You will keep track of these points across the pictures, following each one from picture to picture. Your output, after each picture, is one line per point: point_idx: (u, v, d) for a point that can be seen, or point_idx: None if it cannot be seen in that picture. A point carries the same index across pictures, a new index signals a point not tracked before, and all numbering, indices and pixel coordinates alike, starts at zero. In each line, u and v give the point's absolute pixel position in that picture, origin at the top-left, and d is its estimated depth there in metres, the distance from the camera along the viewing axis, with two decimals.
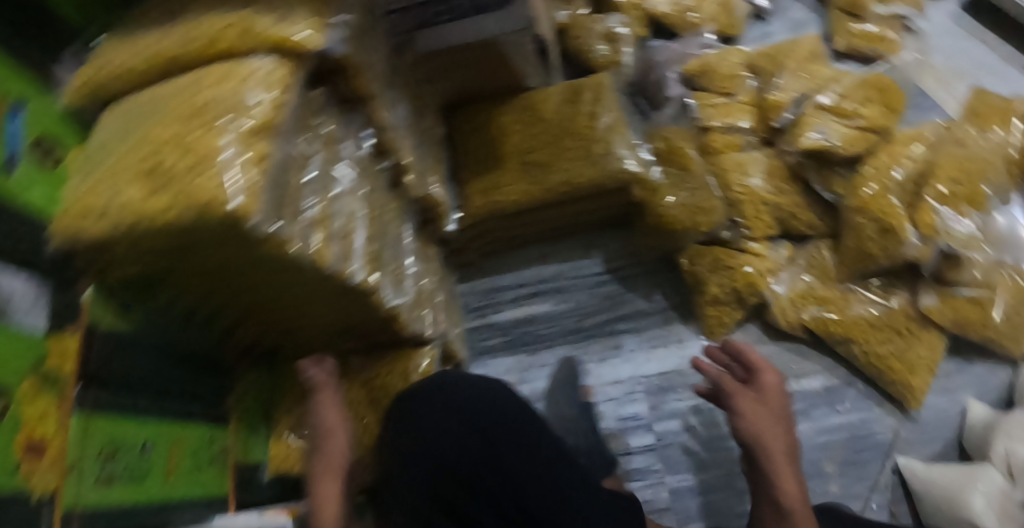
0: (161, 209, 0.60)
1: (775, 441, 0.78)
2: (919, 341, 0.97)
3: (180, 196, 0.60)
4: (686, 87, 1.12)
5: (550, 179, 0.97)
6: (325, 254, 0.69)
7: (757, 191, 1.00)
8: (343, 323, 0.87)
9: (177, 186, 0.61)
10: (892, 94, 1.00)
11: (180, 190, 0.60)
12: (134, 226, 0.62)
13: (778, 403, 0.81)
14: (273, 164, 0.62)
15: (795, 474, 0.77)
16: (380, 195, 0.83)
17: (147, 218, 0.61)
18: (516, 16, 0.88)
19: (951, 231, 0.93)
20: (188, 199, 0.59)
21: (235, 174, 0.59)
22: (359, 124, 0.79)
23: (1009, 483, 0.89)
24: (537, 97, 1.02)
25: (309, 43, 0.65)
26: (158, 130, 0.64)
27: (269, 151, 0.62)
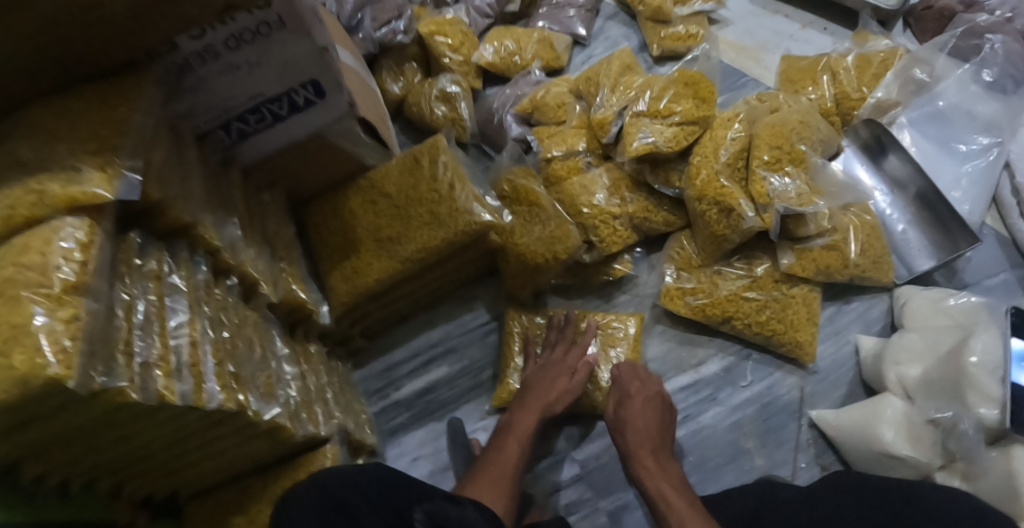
0: None
1: (644, 426, 0.91)
2: (793, 300, 1.00)
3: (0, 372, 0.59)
4: (525, 126, 1.16)
5: (405, 249, 0.99)
6: (170, 392, 0.68)
7: (604, 207, 1.03)
8: (231, 451, 0.87)
9: None
10: (702, 85, 1.04)
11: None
12: None
13: (643, 407, 0.93)
14: (91, 318, 0.61)
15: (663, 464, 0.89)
16: (230, 314, 0.83)
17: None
18: (332, 106, 0.96)
19: (782, 193, 0.97)
20: (9, 372, 0.58)
21: (43, 341, 0.58)
22: (187, 251, 0.79)
23: (909, 405, 0.91)
24: (377, 174, 1.05)
25: (110, 193, 0.67)
26: None
27: (83, 308, 0.61)
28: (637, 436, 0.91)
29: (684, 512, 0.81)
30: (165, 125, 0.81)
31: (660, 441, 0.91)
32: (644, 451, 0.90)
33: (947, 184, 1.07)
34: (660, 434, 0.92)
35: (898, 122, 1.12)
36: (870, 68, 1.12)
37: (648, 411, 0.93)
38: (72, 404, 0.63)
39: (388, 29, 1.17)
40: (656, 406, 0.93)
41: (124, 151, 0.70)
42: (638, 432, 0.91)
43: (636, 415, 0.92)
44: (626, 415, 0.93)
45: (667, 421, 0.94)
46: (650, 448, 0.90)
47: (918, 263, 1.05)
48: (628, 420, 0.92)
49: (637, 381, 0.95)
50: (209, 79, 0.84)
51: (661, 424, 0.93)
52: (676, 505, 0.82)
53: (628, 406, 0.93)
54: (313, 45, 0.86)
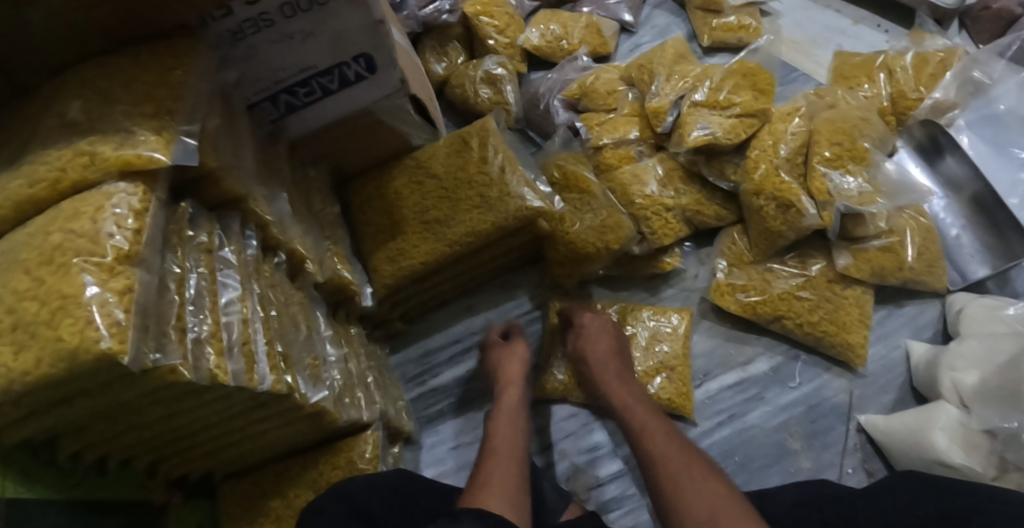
0: (32, 365, 0.56)
1: (602, 349, 0.92)
2: (847, 301, 0.98)
3: (52, 344, 0.56)
4: (572, 112, 1.14)
5: (453, 232, 0.96)
6: (222, 371, 0.65)
7: (657, 197, 1.01)
8: (272, 433, 0.84)
9: (47, 334, 0.56)
10: (761, 77, 1.02)
11: (50, 338, 0.56)
12: (12, 385, 0.57)
13: (597, 331, 0.94)
14: (144, 291, 0.59)
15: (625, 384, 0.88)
16: (277, 292, 0.80)
17: (18, 379, 0.57)
18: (383, 81, 0.93)
19: (843, 191, 0.94)
20: (60, 345, 0.55)
21: (97, 314, 0.55)
22: (238, 225, 0.76)
23: (963, 412, 0.89)
24: (424, 154, 1.03)
25: (166, 157, 0.63)
26: (19, 278, 0.59)
27: (137, 279, 0.58)
28: (594, 358, 0.91)
29: (637, 415, 0.82)
30: (218, 95, 0.77)
31: (617, 358, 0.91)
32: (604, 370, 0.90)
33: (1005, 188, 1.02)
34: (620, 360, 0.92)
35: (956, 124, 1.07)
36: (927, 67, 1.10)
37: (600, 335, 0.94)
38: (123, 380, 0.60)
39: (433, 8, 1.15)
40: (607, 333, 0.94)
41: (180, 115, 0.66)
42: (592, 358, 0.91)
43: (593, 344, 0.93)
44: (581, 345, 0.94)
45: (624, 348, 0.95)
46: (608, 363, 0.90)
47: (973, 270, 1.03)
48: (580, 351, 0.93)
49: (592, 315, 0.97)
50: (261, 48, 0.81)
51: (618, 350, 0.93)
52: (631, 407, 0.83)
53: (582, 335, 0.95)
54: (368, 17, 0.83)
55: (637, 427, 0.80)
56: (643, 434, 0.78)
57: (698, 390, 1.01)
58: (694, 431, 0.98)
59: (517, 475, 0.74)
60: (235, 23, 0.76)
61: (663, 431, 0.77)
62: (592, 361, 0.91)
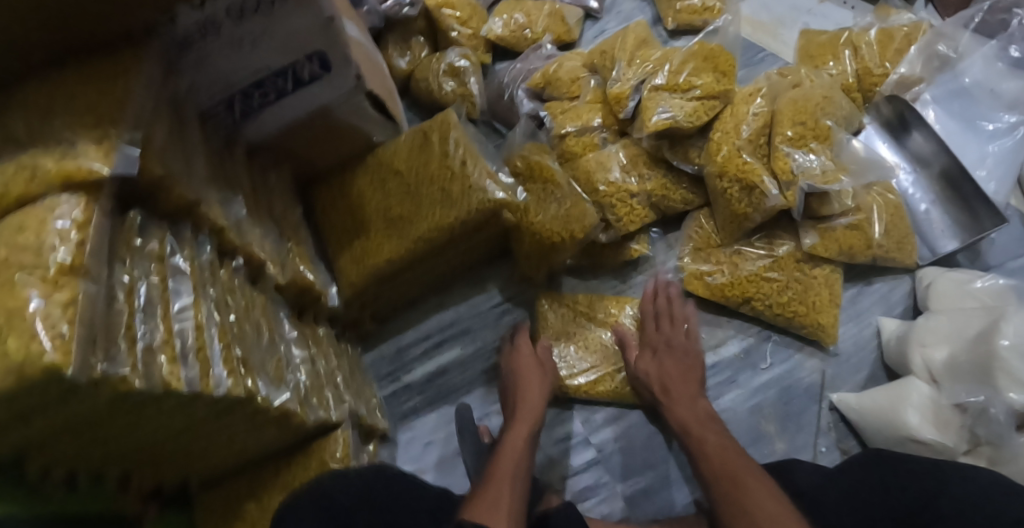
0: None
1: (676, 372, 0.93)
2: (816, 281, 0.97)
3: None
4: (536, 101, 1.13)
5: (417, 229, 0.96)
6: (175, 378, 0.65)
7: (621, 184, 1.00)
8: (241, 439, 0.84)
9: None
10: (721, 59, 1.01)
11: None
12: None
13: (677, 352, 0.95)
14: (91, 302, 0.58)
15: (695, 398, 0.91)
16: (237, 297, 0.80)
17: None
18: (339, 80, 0.91)
19: (806, 170, 0.93)
20: (5, 360, 0.55)
21: (41, 327, 0.55)
22: (190, 231, 0.75)
23: (933, 388, 0.88)
24: (386, 151, 1.02)
25: (106, 166, 0.62)
26: None
27: (82, 291, 0.57)
28: (672, 383, 0.92)
29: (715, 452, 0.82)
30: (167, 99, 0.76)
31: (690, 381, 0.92)
32: (678, 387, 0.91)
33: (973, 161, 1.02)
34: (694, 378, 0.93)
35: (922, 98, 1.06)
36: (892, 44, 1.09)
37: (674, 359, 0.94)
38: (73, 393, 0.59)
39: (393, 2, 1.13)
40: (680, 357, 0.94)
41: (123, 124, 0.65)
42: (669, 383, 0.92)
43: (662, 365, 0.94)
44: (647, 366, 0.95)
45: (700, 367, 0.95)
46: (682, 389, 0.91)
47: (942, 244, 1.03)
48: (651, 369, 0.94)
49: (674, 332, 0.96)
50: (211, 54, 0.80)
51: (693, 369, 0.94)
52: (709, 444, 0.84)
53: (659, 354, 0.95)
54: (318, 16, 0.81)
55: (718, 465, 0.81)
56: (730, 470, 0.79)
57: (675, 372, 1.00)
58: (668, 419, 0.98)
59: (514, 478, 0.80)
60: (180, 35, 0.75)
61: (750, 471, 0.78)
62: (669, 374, 0.93)
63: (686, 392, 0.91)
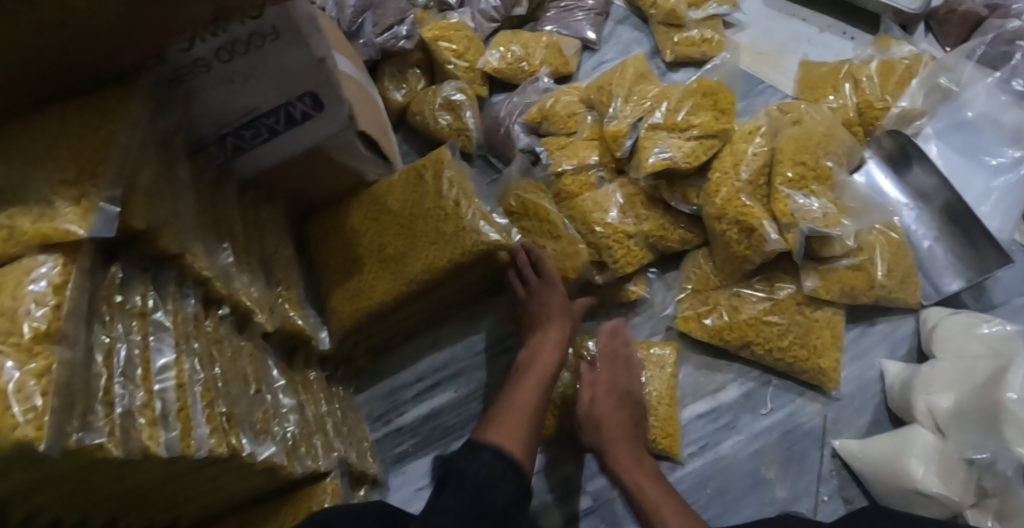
0: None
1: (618, 419, 0.89)
2: (817, 324, 0.95)
3: None
4: (533, 136, 1.10)
5: (410, 270, 0.95)
6: (155, 441, 0.62)
7: (618, 226, 0.98)
8: (226, 488, 0.81)
9: None
10: (721, 96, 0.99)
11: None
12: None
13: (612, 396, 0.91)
14: (66, 370, 0.56)
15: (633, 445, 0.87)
16: (223, 347, 0.78)
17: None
18: (332, 119, 0.90)
19: (807, 212, 0.91)
20: None
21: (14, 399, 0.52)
22: (174, 282, 0.73)
23: (938, 437, 0.86)
24: (380, 189, 1.01)
25: (83, 228, 0.60)
26: None
27: (57, 358, 0.55)
28: (610, 428, 0.88)
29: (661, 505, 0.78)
30: (155, 142, 0.74)
31: (631, 430, 0.89)
32: (615, 433, 0.88)
33: (976, 198, 1.03)
34: (632, 426, 0.89)
35: (923, 133, 1.07)
36: (893, 75, 1.08)
37: (623, 408, 0.90)
38: (47, 462, 0.57)
39: (390, 34, 1.11)
40: (630, 406, 0.91)
41: (103, 179, 0.63)
42: (610, 430, 0.88)
43: (609, 409, 0.89)
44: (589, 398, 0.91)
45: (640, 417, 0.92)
46: (624, 438, 0.87)
47: (946, 283, 1.00)
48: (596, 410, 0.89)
49: (622, 374, 0.93)
50: (203, 90, 0.79)
51: (632, 416, 0.91)
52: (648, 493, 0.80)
53: (604, 400, 0.90)
54: (311, 54, 0.80)
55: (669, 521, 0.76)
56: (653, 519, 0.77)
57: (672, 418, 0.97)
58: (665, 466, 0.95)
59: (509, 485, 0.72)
60: (170, 70, 0.74)
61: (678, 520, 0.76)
62: (609, 423, 0.88)
63: (626, 437, 0.88)
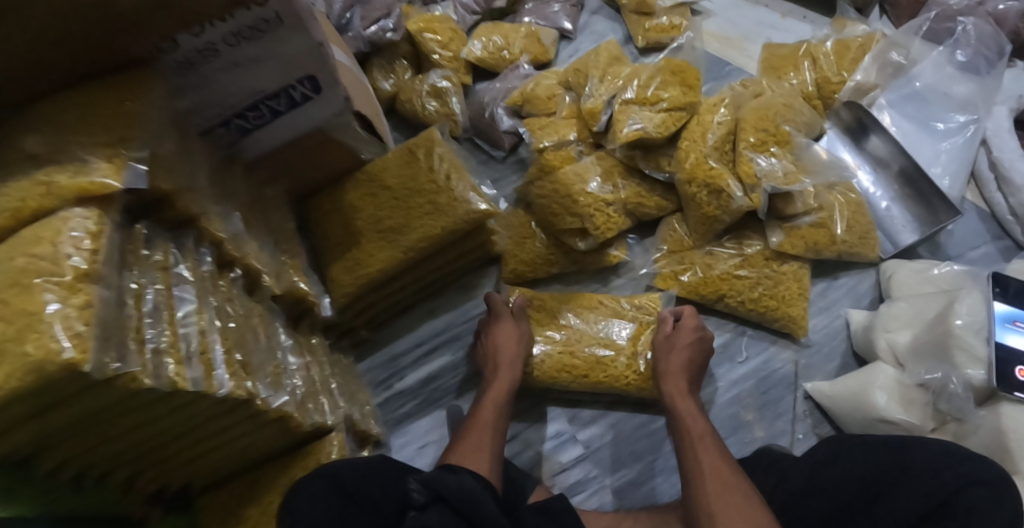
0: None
1: (680, 364, 0.94)
2: (785, 277, 1.03)
3: (17, 362, 0.58)
4: (516, 118, 1.19)
5: (408, 240, 1.01)
6: (182, 378, 0.68)
7: (598, 195, 1.05)
8: (241, 440, 0.87)
9: (11, 354, 0.59)
10: (688, 73, 1.08)
11: (15, 358, 0.58)
12: None
13: (683, 342, 0.96)
14: (104, 307, 0.61)
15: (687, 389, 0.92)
16: (236, 306, 0.84)
17: None
18: (332, 101, 0.97)
19: (770, 173, 1.00)
20: (24, 361, 0.58)
21: (59, 328, 0.58)
22: (192, 242, 0.80)
23: (900, 371, 0.93)
24: (377, 167, 1.08)
25: (118, 182, 0.67)
26: None
27: (96, 294, 0.61)
28: (670, 372, 0.94)
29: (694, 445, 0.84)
30: (172, 121, 0.81)
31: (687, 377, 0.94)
32: (674, 381, 0.93)
33: (928, 160, 1.11)
34: (691, 373, 0.94)
35: (877, 103, 1.15)
36: (849, 53, 1.16)
37: (681, 353, 0.95)
38: (87, 391, 0.62)
39: (377, 28, 1.19)
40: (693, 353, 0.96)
41: (132, 143, 0.70)
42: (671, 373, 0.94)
43: (672, 355, 0.95)
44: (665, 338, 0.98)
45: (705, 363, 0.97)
46: (673, 383, 0.93)
47: (903, 238, 1.08)
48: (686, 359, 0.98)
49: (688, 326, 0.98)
50: (213, 76, 0.85)
51: (697, 359, 0.96)
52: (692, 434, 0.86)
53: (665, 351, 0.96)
54: (310, 41, 0.87)
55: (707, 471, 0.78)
56: (696, 443, 0.83)
57: None
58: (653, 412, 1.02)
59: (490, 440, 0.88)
60: (180, 57, 0.80)
61: (708, 448, 0.82)
62: (671, 365, 0.94)
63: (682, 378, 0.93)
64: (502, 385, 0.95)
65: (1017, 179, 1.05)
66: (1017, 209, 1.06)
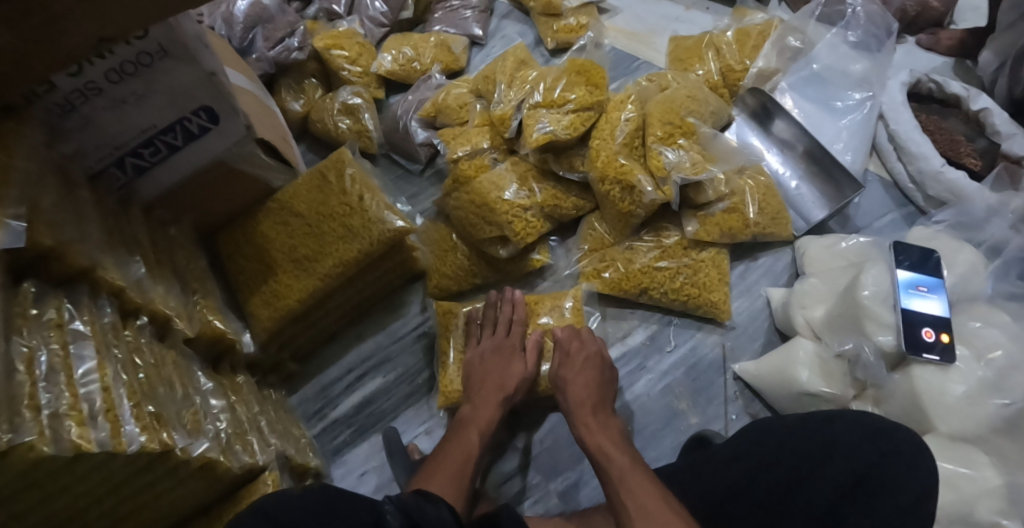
0: None
1: (579, 385, 0.93)
2: (703, 264, 1.05)
3: None
4: (430, 130, 1.19)
5: (323, 266, 1.00)
6: (86, 440, 0.65)
7: (513, 202, 1.05)
8: (166, 495, 0.84)
9: None
10: (593, 72, 1.09)
11: None
12: None
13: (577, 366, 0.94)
14: None
15: (592, 416, 0.89)
16: (145, 355, 0.81)
17: None
18: (232, 130, 0.95)
19: (678, 164, 1.01)
20: None
21: None
22: (88, 295, 0.77)
23: (818, 343, 0.97)
24: (287, 195, 1.06)
25: None
26: None
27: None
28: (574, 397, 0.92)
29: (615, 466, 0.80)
30: (51, 171, 0.77)
31: (590, 397, 0.91)
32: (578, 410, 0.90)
33: (830, 138, 1.15)
34: (594, 394, 0.92)
35: (779, 87, 1.19)
36: (749, 41, 1.20)
37: (580, 373, 0.94)
38: None
39: (282, 47, 1.19)
40: (589, 369, 0.95)
41: (6, 200, 0.66)
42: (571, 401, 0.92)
43: (570, 377, 0.94)
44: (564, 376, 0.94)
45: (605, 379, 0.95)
46: (581, 409, 0.90)
47: (814, 215, 1.11)
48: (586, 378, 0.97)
49: (574, 341, 0.98)
50: (95, 115, 0.83)
51: (594, 379, 0.94)
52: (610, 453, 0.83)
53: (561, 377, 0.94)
54: (199, 70, 0.84)
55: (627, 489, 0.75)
56: (614, 470, 0.79)
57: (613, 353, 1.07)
58: None
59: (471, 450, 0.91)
60: (59, 97, 0.78)
61: (622, 456, 0.81)
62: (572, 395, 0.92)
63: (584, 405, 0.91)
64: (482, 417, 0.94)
65: (913, 147, 1.10)
66: (916, 176, 1.11)
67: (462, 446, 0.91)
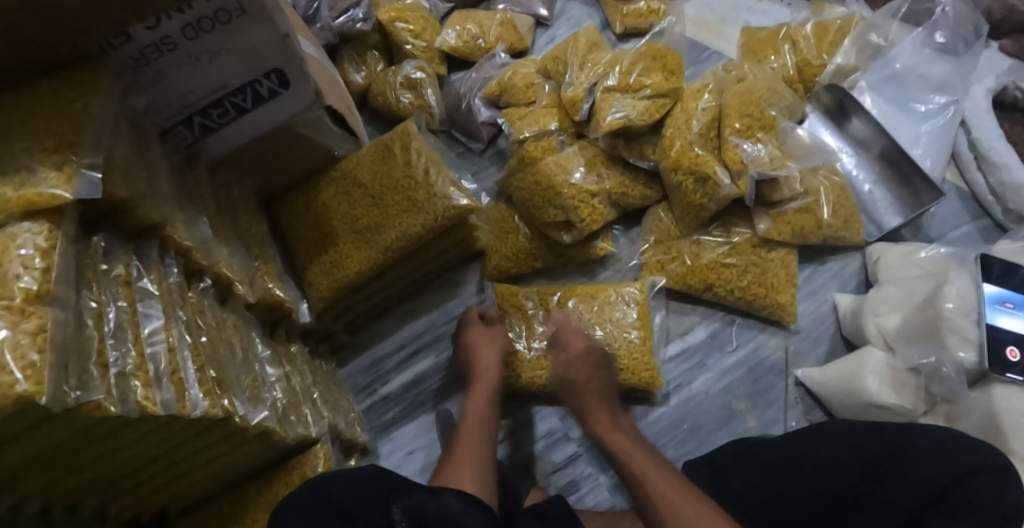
0: None
1: (582, 367, 0.91)
2: (773, 263, 1.02)
3: None
4: (493, 109, 1.16)
5: (385, 239, 0.98)
6: (151, 402, 0.63)
7: (581, 186, 1.02)
8: (221, 458, 0.82)
9: None
10: (669, 59, 1.05)
11: None
12: None
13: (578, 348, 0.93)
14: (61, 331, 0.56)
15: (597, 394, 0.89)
16: (207, 319, 0.80)
17: None
18: (302, 95, 0.91)
19: (756, 158, 0.97)
20: None
21: (9, 360, 0.52)
22: (156, 252, 0.75)
23: (890, 354, 0.93)
24: (350, 165, 1.04)
25: (69, 192, 0.61)
26: None
27: (50, 318, 0.56)
28: (578, 379, 0.91)
29: (628, 452, 0.81)
30: (128, 121, 0.75)
31: (600, 380, 0.90)
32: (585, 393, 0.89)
33: (908, 141, 1.10)
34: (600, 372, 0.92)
35: (858, 86, 1.13)
36: (828, 35, 1.14)
37: (584, 354, 0.92)
38: (44, 424, 0.57)
39: (346, 18, 1.14)
40: (590, 353, 0.92)
41: (84, 148, 0.64)
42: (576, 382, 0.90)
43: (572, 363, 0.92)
44: (570, 379, 0.90)
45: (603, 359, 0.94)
46: (589, 392, 0.89)
47: (887, 220, 1.07)
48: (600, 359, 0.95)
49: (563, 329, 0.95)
50: (170, 71, 0.79)
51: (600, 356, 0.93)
52: (621, 442, 0.83)
53: (566, 355, 0.92)
54: (276, 31, 0.81)
55: (650, 474, 0.77)
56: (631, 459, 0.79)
57: (675, 349, 1.04)
58: (647, 406, 1.01)
59: (483, 445, 0.83)
60: (138, 49, 0.73)
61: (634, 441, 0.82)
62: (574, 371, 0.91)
63: (589, 388, 0.90)
64: (483, 395, 0.91)
65: (996, 158, 1.05)
66: (996, 188, 1.07)
67: (472, 440, 0.84)
